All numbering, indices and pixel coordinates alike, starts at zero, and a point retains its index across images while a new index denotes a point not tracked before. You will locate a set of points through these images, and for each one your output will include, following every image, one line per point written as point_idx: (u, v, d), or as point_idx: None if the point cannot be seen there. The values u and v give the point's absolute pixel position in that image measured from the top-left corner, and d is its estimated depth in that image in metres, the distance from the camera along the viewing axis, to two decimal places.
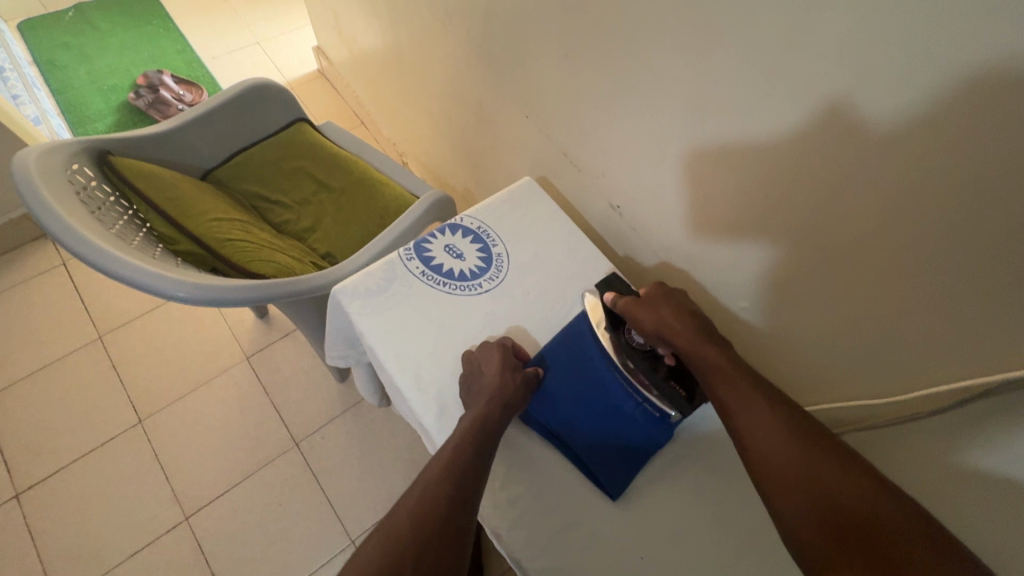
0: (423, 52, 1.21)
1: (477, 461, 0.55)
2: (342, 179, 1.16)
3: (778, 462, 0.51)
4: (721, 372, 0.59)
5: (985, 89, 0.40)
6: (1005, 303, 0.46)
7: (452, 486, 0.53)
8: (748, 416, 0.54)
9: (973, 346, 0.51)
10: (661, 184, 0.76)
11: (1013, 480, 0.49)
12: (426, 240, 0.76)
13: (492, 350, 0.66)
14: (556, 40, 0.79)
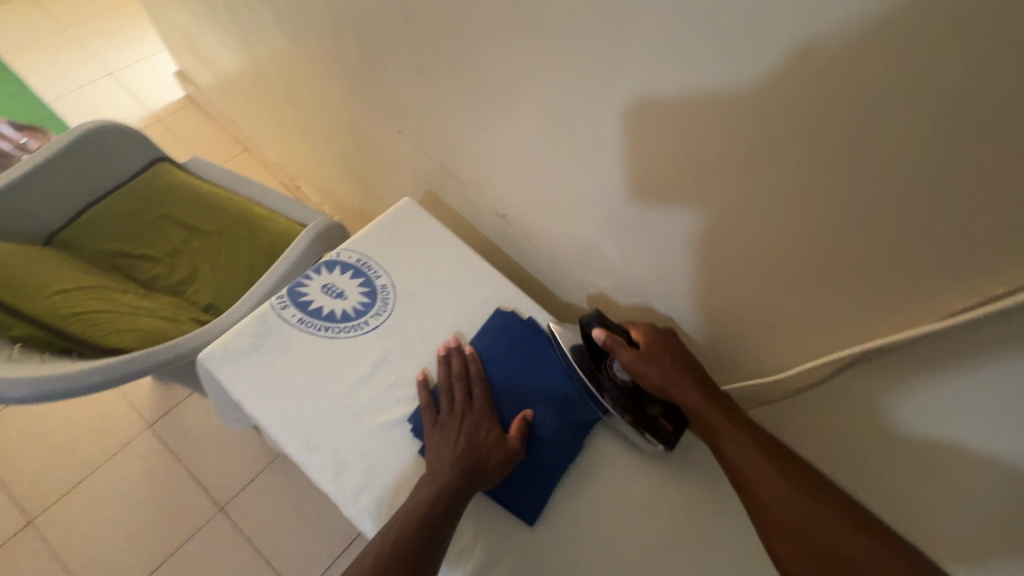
0: (287, 71, 1.12)
1: (469, 487, 0.55)
2: (216, 221, 1.06)
3: (751, 457, 0.54)
4: (728, 434, 0.56)
5: (787, 69, 0.43)
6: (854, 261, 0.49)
7: (415, 538, 0.50)
8: (750, 451, 0.55)
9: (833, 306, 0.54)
10: (539, 185, 0.75)
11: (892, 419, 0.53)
12: (302, 282, 0.70)
13: (479, 404, 0.63)
14: (410, 51, 0.75)
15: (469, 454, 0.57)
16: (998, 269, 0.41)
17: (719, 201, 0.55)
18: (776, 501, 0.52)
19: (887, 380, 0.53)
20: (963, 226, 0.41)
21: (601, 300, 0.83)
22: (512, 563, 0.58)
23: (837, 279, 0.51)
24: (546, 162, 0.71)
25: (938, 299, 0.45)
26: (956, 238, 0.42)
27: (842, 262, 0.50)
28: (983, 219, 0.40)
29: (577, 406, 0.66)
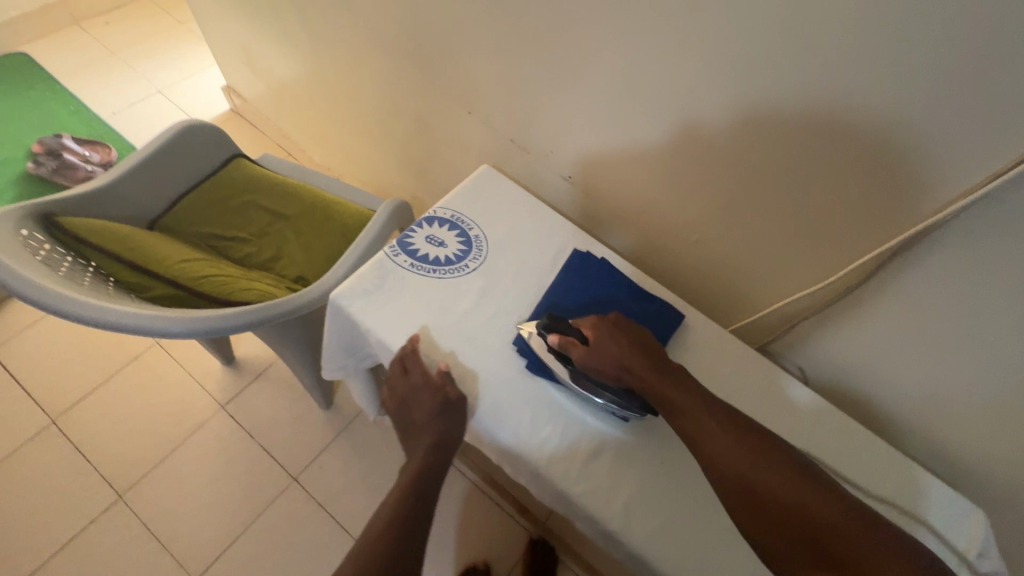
0: (351, 72, 1.25)
1: (430, 493, 0.64)
2: (296, 205, 1.18)
3: (720, 434, 0.57)
4: (687, 415, 0.59)
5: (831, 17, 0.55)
6: (889, 170, 0.61)
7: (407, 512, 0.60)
8: (712, 434, 0.57)
9: (872, 215, 0.66)
10: (603, 146, 0.87)
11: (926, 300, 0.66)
12: (408, 235, 0.82)
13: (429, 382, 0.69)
14: (487, 38, 0.89)
15: (427, 458, 0.65)
16: (1002, 154, 0.53)
17: (770, 135, 0.68)
18: (716, 450, 0.56)
19: (920, 267, 0.65)
20: (973, 123, 0.53)
21: (654, 248, 0.94)
22: (614, 451, 0.69)
23: (873, 189, 0.63)
24: (611, 123, 0.83)
25: (960, 192, 0.57)
26: (967, 134, 0.54)
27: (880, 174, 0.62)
28: (989, 116, 0.52)
29: (653, 325, 0.77)
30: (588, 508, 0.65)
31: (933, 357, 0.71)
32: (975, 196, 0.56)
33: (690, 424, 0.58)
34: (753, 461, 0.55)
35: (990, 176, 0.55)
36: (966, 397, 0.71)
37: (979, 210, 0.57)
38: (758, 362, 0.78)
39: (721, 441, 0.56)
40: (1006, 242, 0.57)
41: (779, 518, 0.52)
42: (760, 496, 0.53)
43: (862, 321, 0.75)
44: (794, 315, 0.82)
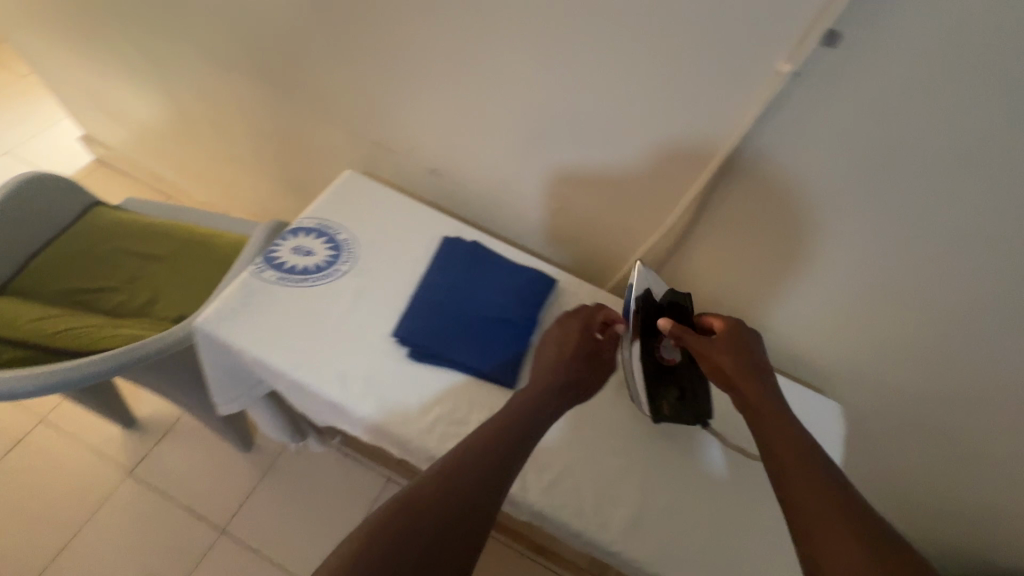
0: (207, 99, 1.21)
1: (513, 458, 0.58)
2: (168, 244, 1.12)
3: (800, 456, 0.54)
4: (776, 427, 0.57)
5: None
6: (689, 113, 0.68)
7: (476, 474, 0.55)
8: (790, 450, 0.55)
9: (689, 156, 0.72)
10: (457, 134, 0.90)
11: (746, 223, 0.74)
12: (273, 250, 0.81)
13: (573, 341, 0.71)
14: (326, 44, 0.89)
15: (523, 423, 0.61)
16: (758, 83, 0.61)
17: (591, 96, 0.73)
18: (792, 480, 0.52)
19: (736, 194, 0.72)
20: (733, 57, 0.61)
21: (528, 225, 0.98)
22: None
23: (685, 130, 0.70)
24: (458, 110, 0.86)
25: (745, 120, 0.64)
26: (732, 69, 0.62)
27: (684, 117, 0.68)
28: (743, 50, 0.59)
29: (527, 295, 0.80)
30: None
31: (771, 275, 0.79)
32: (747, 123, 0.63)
33: (776, 432, 0.57)
34: (827, 508, 0.49)
35: (755, 105, 0.63)
36: (805, 303, 0.80)
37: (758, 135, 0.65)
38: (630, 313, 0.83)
39: (803, 459, 0.54)
40: (784, 158, 0.65)
41: (836, 543, 0.47)
42: (814, 516, 0.49)
43: (708, 255, 0.82)
44: (656, 263, 0.87)
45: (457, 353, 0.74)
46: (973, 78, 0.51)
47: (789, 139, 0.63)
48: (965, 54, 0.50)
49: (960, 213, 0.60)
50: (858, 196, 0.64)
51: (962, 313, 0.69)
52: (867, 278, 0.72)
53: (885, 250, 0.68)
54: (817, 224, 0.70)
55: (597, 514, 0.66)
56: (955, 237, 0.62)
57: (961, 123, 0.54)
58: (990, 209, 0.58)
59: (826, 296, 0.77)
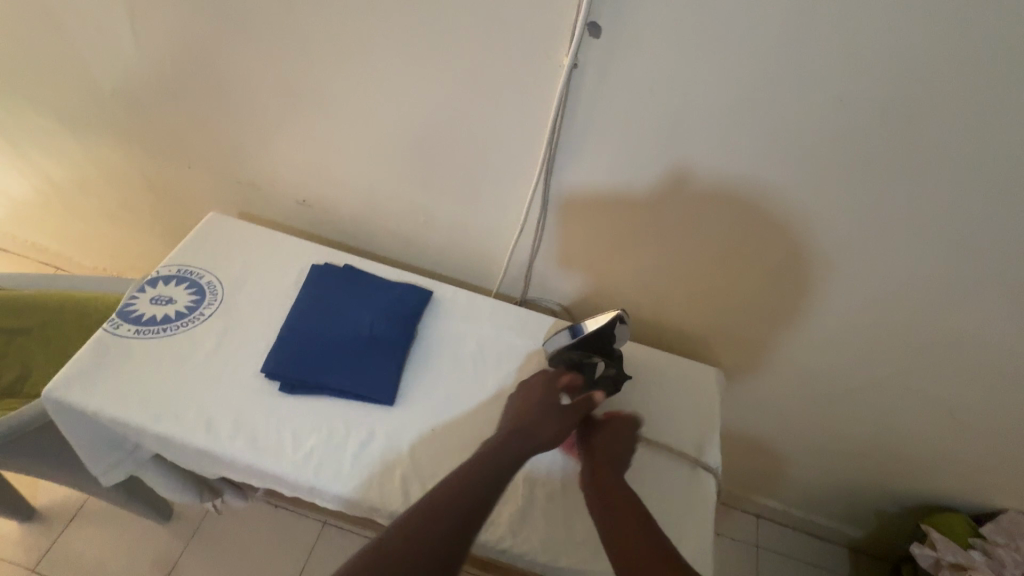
0: (66, 161, 1.17)
1: (480, 508, 0.56)
2: (31, 316, 1.05)
3: (630, 498, 0.62)
4: (614, 476, 0.64)
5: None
6: (517, 103, 0.73)
7: (439, 530, 0.52)
8: (624, 494, 0.62)
9: (528, 144, 0.77)
10: (317, 162, 0.92)
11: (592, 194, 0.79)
12: (130, 303, 0.78)
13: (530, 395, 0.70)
14: (174, 91, 0.90)
15: (494, 468, 0.59)
16: (553, 76, 0.69)
17: (429, 103, 0.77)
18: (639, 548, 0.56)
19: (576, 172, 0.78)
20: (539, 53, 0.67)
21: (405, 243, 0.99)
22: (383, 435, 0.71)
23: (518, 123, 0.75)
24: (312, 138, 0.88)
25: (566, 98, 0.70)
26: (540, 64, 0.68)
27: (513, 108, 0.74)
28: (533, 46, 0.67)
29: (401, 308, 0.81)
30: (366, 499, 0.66)
31: (627, 247, 0.86)
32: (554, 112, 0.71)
33: (613, 482, 0.64)
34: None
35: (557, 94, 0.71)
36: (660, 268, 0.88)
37: (569, 120, 0.73)
38: (508, 310, 0.86)
39: (630, 501, 0.61)
40: (597, 136, 0.74)
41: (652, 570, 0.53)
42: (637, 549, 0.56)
43: (567, 238, 0.88)
44: (527, 256, 0.92)
45: (330, 376, 0.73)
46: (709, 43, 0.61)
47: (593, 120, 0.72)
48: (702, 26, 0.60)
49: (746, 160, 0.70)
50: (664, 162, 0.73)
51: (780, 248, 0.78)
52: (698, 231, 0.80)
53: (702, 205, 0.76)
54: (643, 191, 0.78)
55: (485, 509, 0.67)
56: (748, 182, 0.72)
57: (714, 83, 0.64)
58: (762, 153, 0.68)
59: (675, 255, 0.85)
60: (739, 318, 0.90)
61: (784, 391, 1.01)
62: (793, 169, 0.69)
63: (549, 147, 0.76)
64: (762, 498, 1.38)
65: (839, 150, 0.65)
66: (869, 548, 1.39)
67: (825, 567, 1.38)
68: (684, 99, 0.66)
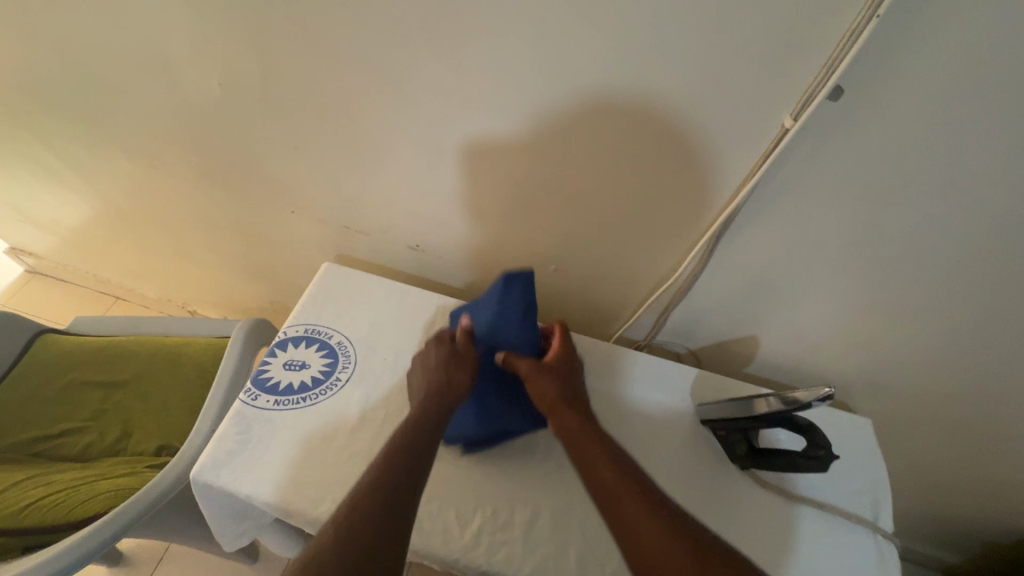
0: (149, 201, 1.13)
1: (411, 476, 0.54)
2: (127, 365, 1.02)
3: (592, 445, 0.59)
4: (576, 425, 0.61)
5: (585, 53, 0.60)
6: (685, 159, 0.67)
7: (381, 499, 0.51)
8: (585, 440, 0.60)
9: (686, 198, 0.71)
10: (436, 209, 0.87)
11: (751, 248, 0.73)
12: (262, 369, 0.74)
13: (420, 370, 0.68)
14: (284, 139, 0.85)
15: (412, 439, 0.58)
16: (759, 137, 0.61)
17: (575, 156, 0.72)
18: (602, 478, 0.55)
19: (743, 230, 0.71)
20: (728, 111, 0.60)
21: None
22: (549, 513, 0.66)
23: (680, 178, 0.69)
24: (435, 186, 0.84)
25: (756, 154, 0.63)
26: (728, 121, 0.61)
27: (677, 163, 0.67)
28: (740, 107, 0.59)
29: None
30: None
31: (785, 300, 0.79)
32: (755, 180, 0.63)
33: (571, 431, 0.61)
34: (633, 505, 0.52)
35: (760, 153, 0.62)
36: (819, 321, 0.80)
37: (766, 181, 0.65)
38: (648, 364, 0.82)
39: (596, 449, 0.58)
40: (794, 197, 0.65)
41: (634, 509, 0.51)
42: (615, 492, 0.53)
43: (719, 291, 0.81)
44: (664, 305, 0.86)
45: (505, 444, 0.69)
46: (977, 111, 0.51)
47: (800, 180, 0.63)
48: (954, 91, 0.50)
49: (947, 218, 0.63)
50: (863, 223, 0.65)
51: (973, 314, 0.70)
52: (882, 288, 0.72)
53: (897, 267, 0.68)
54: (829, 252, 0.70)
55: None
56: (964, 250, 0.63)
57: (969, 154, 0.55)
58: (994, 225, 0.60)
59: (842, 309, 0.77)
60: (890, 371, 0.84)
61: (925, 438, 0.95)
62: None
63: (722, 209, 0.69)
64: None
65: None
66: None
67: None
68: (916, 165, 0.57)
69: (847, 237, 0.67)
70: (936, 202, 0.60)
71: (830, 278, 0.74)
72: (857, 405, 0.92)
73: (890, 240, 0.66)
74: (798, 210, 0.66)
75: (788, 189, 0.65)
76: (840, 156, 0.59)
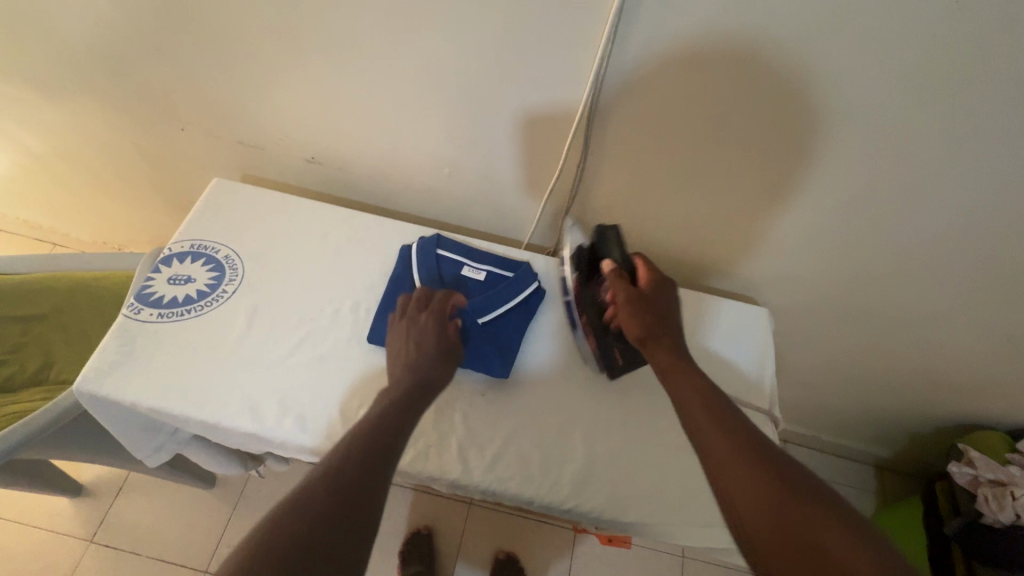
0: (43, 131, 1.08)
1: (390, 445, 0.54)
2: (43, 300, 1.00)
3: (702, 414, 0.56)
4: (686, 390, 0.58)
5: None
6: (550, 34, 0.63)
7: (360, 458, 0.51)
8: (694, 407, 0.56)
9: (562, 84, 0.68)
10: (321, 115, 0.83)
11: (634, 135, 0.72)
12: (146, 285, 0.73)
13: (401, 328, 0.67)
14: (151, 45, 0.80)
15: (396, 405, 0.58)
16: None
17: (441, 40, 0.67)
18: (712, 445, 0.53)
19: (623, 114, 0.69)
20: None
21: (425, 197, 0.93)
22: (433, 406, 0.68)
23: (550, 58, 0.65)
24: (314, 89, 0.80)
25: (614, 19, 0.60)
26: None
27: (542, 40, 0.64)
28: None
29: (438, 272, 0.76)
30: (425, 472, 0.64)
31: (677, 189, 0.78)
32: (604, 45, 0.62)
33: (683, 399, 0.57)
34: (733, 449, 0.51)
35: (607, 17, 0.60)
36: (713, 211, 0.80)
37: (625, 49, 0.62)
38: (545, 263, 0.81)
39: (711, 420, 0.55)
40: (656, 67, 0.63)
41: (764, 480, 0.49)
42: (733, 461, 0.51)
43: (611, 184, 0.79)
44: (564, 205, 0.85)
45: None
46: None
47: (652, 47, 0.61)
48: None
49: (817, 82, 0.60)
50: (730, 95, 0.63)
51: (850, 184, 0.70)
52: (758, 164, 0.72)
53: (770, 140, 0.68)
54: (707, 128, 0.68)
55: (545, 475, 0.65)
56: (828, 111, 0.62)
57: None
58: (845, 79, 0.59)
59: (731, 194, 0.76)
60: (790, 259, 0.84)
61: (833, 327, 0.97)
62: (880, 94, 0.60)
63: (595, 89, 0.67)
64: (791, 425, 1.40)
65: (932, 72, 0.56)
66: (895, 464, 1.42)
67: (849, 482, 1.43)
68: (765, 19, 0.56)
69: (716, 108, 0.66)
70: (792, 62, 0.59)
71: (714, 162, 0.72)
72: (764, 299, 0.93)
73: (758, 107, 0.64)
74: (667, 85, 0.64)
75: (655, 59, 0.62)
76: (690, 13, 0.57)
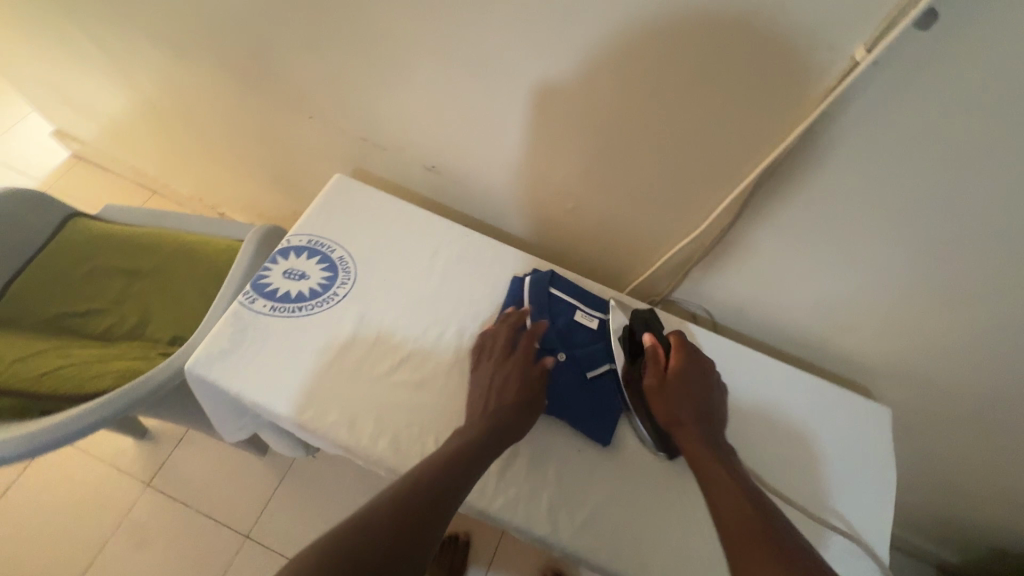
0: (174, 94, 1.11)
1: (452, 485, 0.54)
2: (149, 257, 1.04)
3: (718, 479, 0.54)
4: (703, 458, 0.57)
5: None
6: (732, 95, 0.58)
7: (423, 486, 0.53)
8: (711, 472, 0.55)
9: (726, 143, 0.63)
10: (451, 130, 0.81)
11: (789, 210, 0.65)
12: (263, 274, 0.73)
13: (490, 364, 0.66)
14: (299, 36, 0.80)
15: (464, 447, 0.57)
16: (825, 71, 0.52)
17: (603, 82, 0.63)
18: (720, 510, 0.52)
19: (788, 188, 0.63)
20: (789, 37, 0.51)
21: (535, 223, 0.90)
22: (528, 454, 0.65)
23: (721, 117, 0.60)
24: (450, 104, 0.77)
25: (820, 91, 0.54)
26: (787, 49, 0.52)
27: (719, 99, 0.59)
28: (812, 29, 0.49)
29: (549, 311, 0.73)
30: (512, 522, 0.61)
31: (817, 271, 0.71)
32: (800, 132, 0.56)
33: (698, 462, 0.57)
34: (741, 526, 0.49)
35: (810, 88, 0.54)
36: (853, 300, 0.73)
37: (818, 131, 0.56)
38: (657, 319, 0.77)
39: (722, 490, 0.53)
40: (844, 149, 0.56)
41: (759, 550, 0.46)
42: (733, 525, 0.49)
43: (746, 251, 0.74)
44: (686, 259, 0.80)
45: None
46: None
47: (852, 136, 0.55)
48: None
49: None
50: (924, 192, 0.56)
51: None
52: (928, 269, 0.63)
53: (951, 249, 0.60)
54: (881, 225, 0.61)
55: (635, 553, 0.61)
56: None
57: None
58: None
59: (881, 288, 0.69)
60: (925, 363, 0.76)
61: (948, 436, 0.88)
62: None
63: (765, 159, 0.61)
64: None
65: None
66: None
67: None
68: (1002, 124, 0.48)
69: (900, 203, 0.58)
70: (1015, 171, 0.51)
71: (875, 254, 0.65)
72: (879, 393, 0.85)
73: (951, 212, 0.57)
74: (853, 169, 0.58)
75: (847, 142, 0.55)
76: (911, 101, 0.50)
